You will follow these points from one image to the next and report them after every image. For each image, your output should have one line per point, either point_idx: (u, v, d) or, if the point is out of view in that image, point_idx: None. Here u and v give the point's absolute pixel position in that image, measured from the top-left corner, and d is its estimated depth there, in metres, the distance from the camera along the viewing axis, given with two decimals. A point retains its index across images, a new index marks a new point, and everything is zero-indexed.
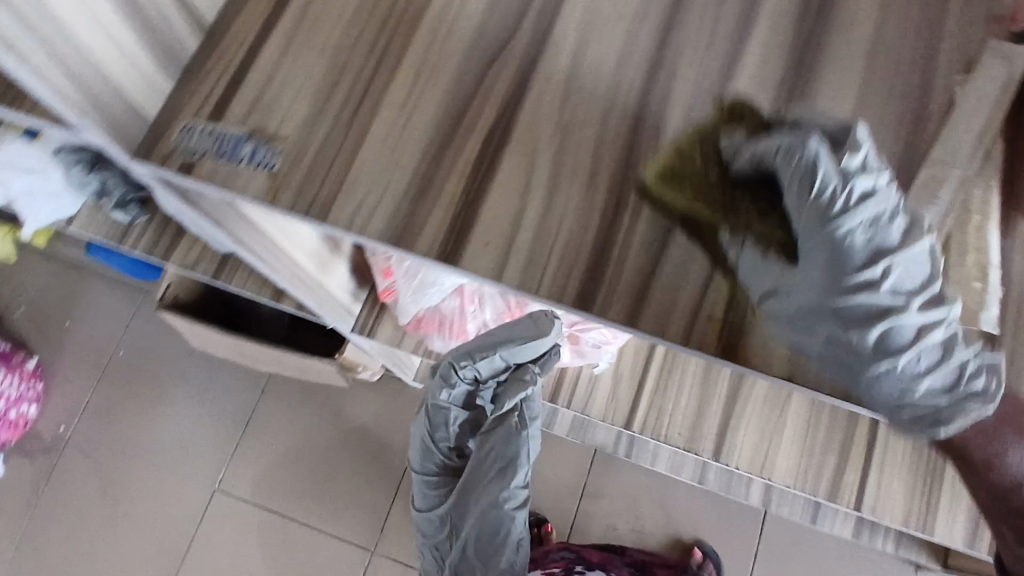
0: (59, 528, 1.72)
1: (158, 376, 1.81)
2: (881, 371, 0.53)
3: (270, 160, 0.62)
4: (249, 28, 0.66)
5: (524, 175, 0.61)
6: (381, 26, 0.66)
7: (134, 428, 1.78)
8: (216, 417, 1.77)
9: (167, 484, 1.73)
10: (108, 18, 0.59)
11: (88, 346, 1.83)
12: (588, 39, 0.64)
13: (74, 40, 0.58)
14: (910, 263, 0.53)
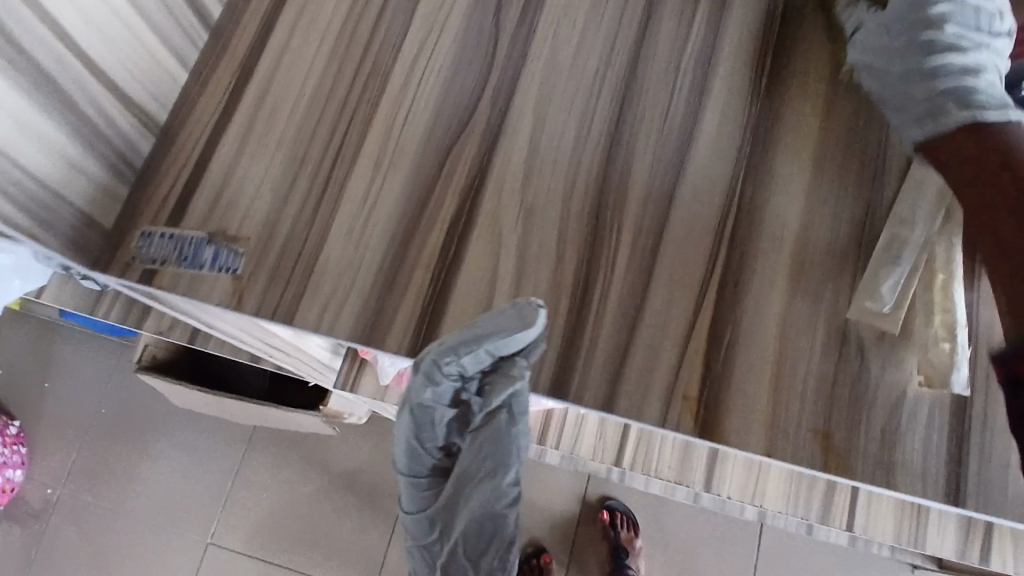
0: None
1: (139, 430, 1.58)
2: (904, 67, 0.56)
3: (232, 263, 0.61)
4: (205, 127, 0.66)
5: (490, 260, 0.61)
6: (338, 118, 0.66)
7: (127, 484, 1.55)
8: (201, 470, 1.54)
9: (162, 548, 1.50)
10: (54, 134, 0.57)
11: (65, 404, 1.60)
12: (544, 118, 0.65)
13: (18, 160, 0.55)
14: (970, 21, 0.54)
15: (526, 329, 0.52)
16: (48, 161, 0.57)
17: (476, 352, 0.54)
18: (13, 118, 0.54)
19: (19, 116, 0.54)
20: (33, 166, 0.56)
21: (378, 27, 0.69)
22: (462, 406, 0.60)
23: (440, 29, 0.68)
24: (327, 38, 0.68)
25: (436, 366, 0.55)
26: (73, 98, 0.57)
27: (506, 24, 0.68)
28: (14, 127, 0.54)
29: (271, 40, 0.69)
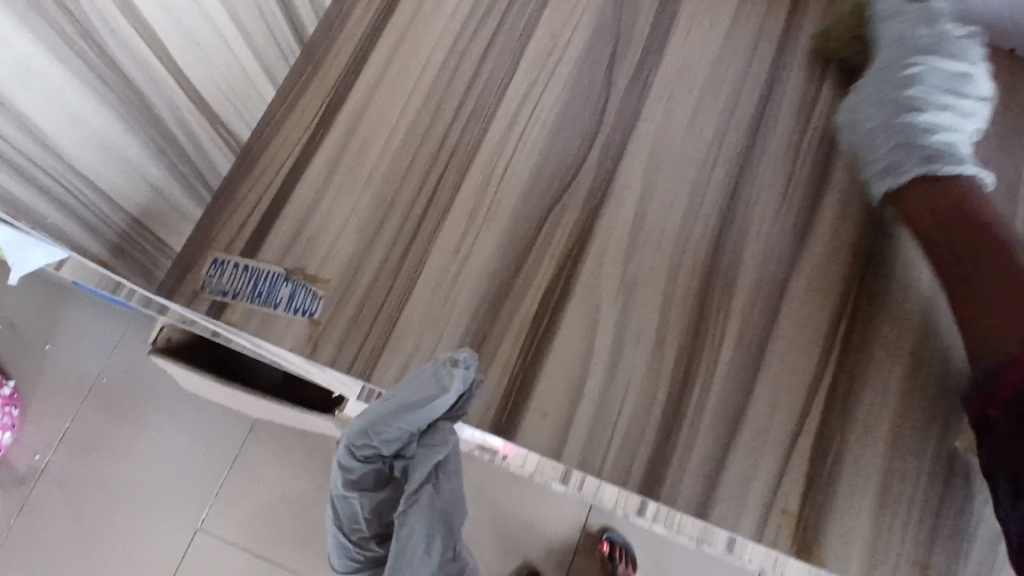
0: None
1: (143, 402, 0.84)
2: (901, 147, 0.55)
3: (311, 306, 0.57)
4: (291, 153, 0.61)
5: (586, 336, 0.56)
6: (432, 160, 0.61)
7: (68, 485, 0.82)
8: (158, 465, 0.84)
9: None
10: (156, 173, 0.52)
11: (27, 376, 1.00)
12: (654, 186, 0.61)
13: (99, 184, 0.48)
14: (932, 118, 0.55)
15: (443, 389, 0.46)
16: (145, 198, 0.53)
17: (398, 426, 0.47)
18: (129, 169, 0.50)
19: (129, 161, 0.49)
20: (131, 205, 0.51)
21: (482, 67, 0.64)
22: (393, 483, 0.51)
23: (548, 77, 0.64)
24: (427, 72, 0.64)
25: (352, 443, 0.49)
26: (176, 134, 0.53)
27: (618, 78, 0.64)
28: (122, 172, 0.49)
29: (368, 67, 0.64)
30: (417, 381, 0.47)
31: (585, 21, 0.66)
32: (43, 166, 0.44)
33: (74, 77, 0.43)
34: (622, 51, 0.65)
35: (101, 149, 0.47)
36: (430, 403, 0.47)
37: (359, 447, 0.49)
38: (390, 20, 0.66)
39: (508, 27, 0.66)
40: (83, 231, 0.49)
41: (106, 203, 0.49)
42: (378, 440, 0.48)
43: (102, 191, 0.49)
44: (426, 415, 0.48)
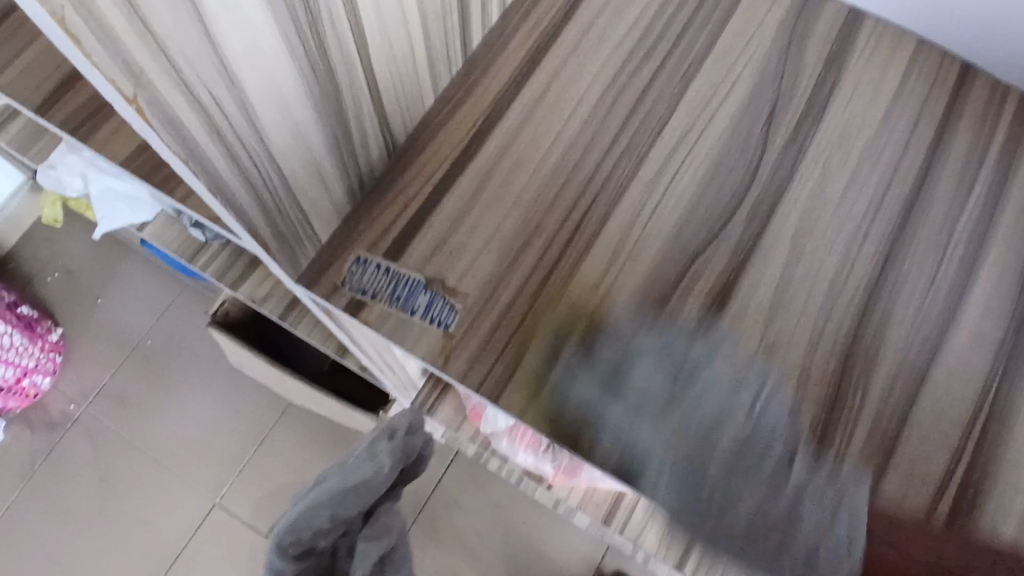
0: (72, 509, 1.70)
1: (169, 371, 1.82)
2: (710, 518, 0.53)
3: (447, 318, 0.57)
4: (444, 161, 0.62)
5: (720, 392, 0.55)
6: (582, 190, 0.61)
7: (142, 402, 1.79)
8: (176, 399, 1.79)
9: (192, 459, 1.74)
10: (324, 159, 0.52)
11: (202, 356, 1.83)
12: (801, 250, 0.60)
13: (277, 159, 0.46)
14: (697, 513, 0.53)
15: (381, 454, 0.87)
16: (310, 183, 0.52)
17: (350, 500, 0.86)
18: (301, 146, 0.48)
19: (307, 144, 0.48)
20: (297, 183, 0.50)
21: (640, 104, 0.64)
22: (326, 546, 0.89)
23: (704, 124, 0.64)
24: (585, 100, 0.64)
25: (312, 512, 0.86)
26: (351, 124, 0.52)
27: (774, 136, 0.64)
28: (299, 155, 0.48)
29: (527, 87, 0.65)
30: (357, 459, 0.91)
31: (746, 75, 0.66)
32: (240, 134, 0.41)
33: (285, 44, 0.40)
34: (780, 111, 0.65)
35: (290, 130, 0.46)
36: (376, 471, 0.87)
37: (317, 508, 0.86)
38: (554, 43, 0.66)
39: (670, 70, 0.66)
40: (255, 206, 0.47)
41: (280, 184, 0.48)
42: (334, 502, 0.86)
43: (278, 166, 0.47)
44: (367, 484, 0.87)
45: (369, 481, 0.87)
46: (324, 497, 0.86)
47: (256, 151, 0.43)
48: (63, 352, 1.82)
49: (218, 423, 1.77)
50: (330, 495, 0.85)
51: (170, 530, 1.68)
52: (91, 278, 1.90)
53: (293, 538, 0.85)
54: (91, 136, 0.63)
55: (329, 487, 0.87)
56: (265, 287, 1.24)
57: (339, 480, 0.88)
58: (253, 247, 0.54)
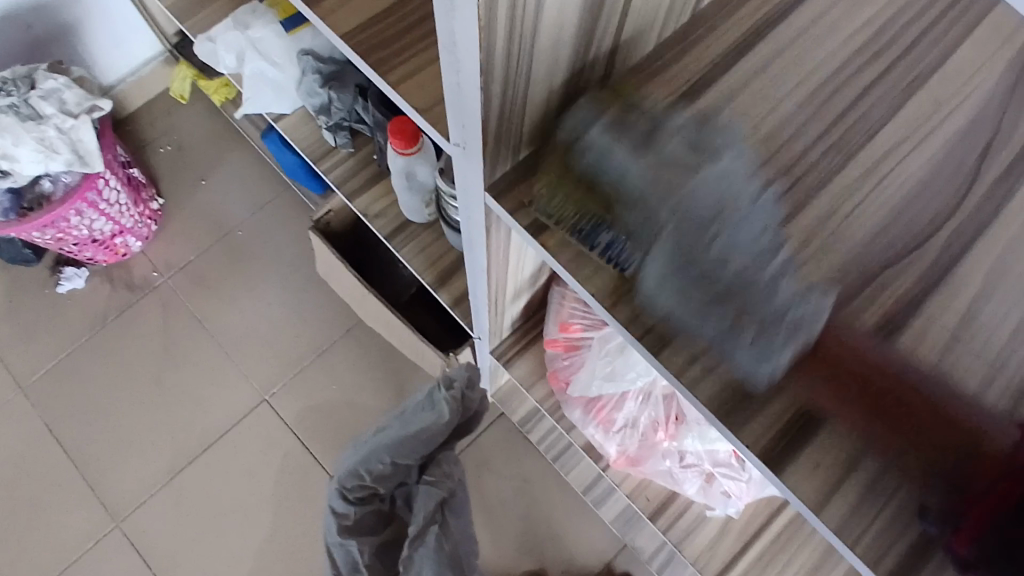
0: (129, 370, 1.78)
1: (252, 264, 1.87)
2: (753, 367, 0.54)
3: (625, 259, 0.58)
4: (650, 110, 0.61)
5: (885, 405, 0.53)
6: (783, 172, 0.60)
7: (219, 288, 1.85)
8: (249, 292, 1.85)
9: (250, 352, 1.79)
10: (559, 74, 0.53)
11: (283, 257, 1.88)
12: (995, 289, 0.57)
13: (533, 57, 0.48)
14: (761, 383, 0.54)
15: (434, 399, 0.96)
16: (538, 91, 0.53)
17: (410, 444, 0.94)
18: (555, 50, 0.49)
19: (558, 53, 0.50)
20: (532, 91, 0.52)
21: (858, 103, 0.62)
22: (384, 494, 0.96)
23: (920, 139, 0.62)
24: (802, 86, 0.63)
25: (359, 464, 0.94)
26: (595, 45, 0.53)
27: (989, 170, 0.61)
28: (549, 59, 0.50)
29: (748, 58, 0.63)
30: (416, 408, 0.98)
31: (972, 102, 0.63)
32: (525, 19, 0.44)
33: None
34: (1001, 145, 0.62)
35: (556, 31, 0.47)
36: (431, 421, 0.94)
37: (377, 453, 0.94)
38: (781, 24, 0.65)
39: (896, 75, 0.64)
40: (495, 100, 0.49)
41: (520, 81, 0.50)
42: (393, 449, 0.94)
43: (530, 65, 0.49)
44: (413, 432, 0.94)
45: (422, 433, 0.94)
46: (382, 444, 0.95)
47: (526, 38, 0.46)
48: (159, 221, 1.89)
49: (284, 325, 1.82)
50: (389, 441, 0.94)
51: (217, 412, 1.74)
52: (200, 157, 1.97)
53: (354, 483, 0.95)
54: (314, 5, 0.66)
55: (388, 434, 0.95)
56: (380, 204, 1.27)
57: (399, 427, 0.96)
58: (464, 153, 0.56)
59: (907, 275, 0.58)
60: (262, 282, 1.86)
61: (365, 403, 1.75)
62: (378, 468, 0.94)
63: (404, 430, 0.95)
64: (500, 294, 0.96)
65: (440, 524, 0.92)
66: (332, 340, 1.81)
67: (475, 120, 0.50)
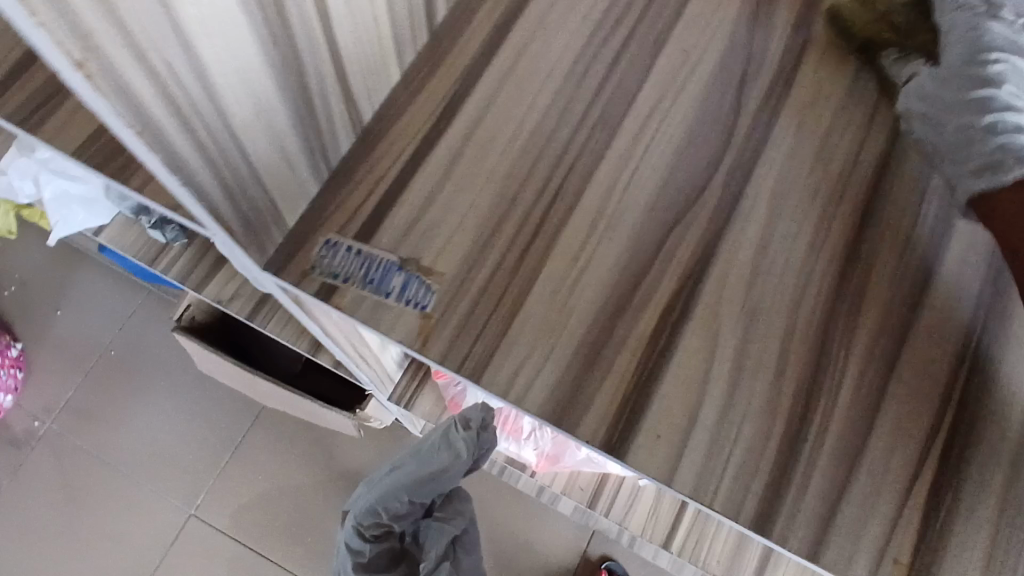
0: (36, 533, 1.64)
1: (138, 380, 1.75)
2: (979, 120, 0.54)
3: (423, 300, 0.55)
4: (413, 137, 0.60)
5: (704, 358, 0.55)
6: (558, 160, 0.60)
7: (109, 416, 1.72)
8: (144, 410, 1.73)
9: (163, 471, 1.68)
10: (287, 135, 0.50)
11: (169, 363, 1.77)
12: (780, 213, 0.60)
13: (240, 136, 0.46)
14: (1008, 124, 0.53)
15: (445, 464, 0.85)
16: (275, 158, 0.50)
17: (426, 488, 0.88)
18: (264, 121, 0.47)
19: (270, 119, 0.48)
20: (263, 165, 0.49)
21: (613, 73, 0.63)
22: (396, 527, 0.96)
23: (678, 89, 0.63)
24: (557, 70, 0.63)
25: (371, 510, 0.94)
26: (320, 95, 0.51)
27: (748, 101, 0.63)
28: (261, 127, 0.47)
29: (497, 57, 0.63)
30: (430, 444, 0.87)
31: (718, 41, 0.65)
32: (201, 110, 0.41)
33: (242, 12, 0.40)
34: (753, 74, 0.64)
35: (249, 99, 0.45)
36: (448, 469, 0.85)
37: (395, 493, 0.91)
38: (521, 15, 0.65)
39: (642, 37, 0.65)
40: (218, 186, 0.47)
41: (241, 159, 0.47)
42: (409, 490, 0.90)
43: (241, 145, 0.46)
44: (431, 479, 0.86)
45: (441, 477, 0.86)
46: (400, 483, 0.90)
47: (216, 125, 0.43)
48: (24, 367, 1.75)
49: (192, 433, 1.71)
50: (403, 485, 0.89)
51: (146, 544, 1.63)
52: (48, 287, 1.83)
53: (372, 520, 0.95)
54: (41, 128, 0.61)
55: (404, 475, 0.89)
56: (231, 286, 1.21)
57: (415, 465, 0.89)
58: (223, 239, 0.54)
59: (699, 223, 0.59)
60: (153, 396, 1.74)
61: (298, 482, 1.68)
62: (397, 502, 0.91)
63: (420, 486, 0.88)
64: (363, 351, 0.93)
65: (452, 558, 0.97)
66: (245, 430, 1.72)
67: (205, 212, 0.47)
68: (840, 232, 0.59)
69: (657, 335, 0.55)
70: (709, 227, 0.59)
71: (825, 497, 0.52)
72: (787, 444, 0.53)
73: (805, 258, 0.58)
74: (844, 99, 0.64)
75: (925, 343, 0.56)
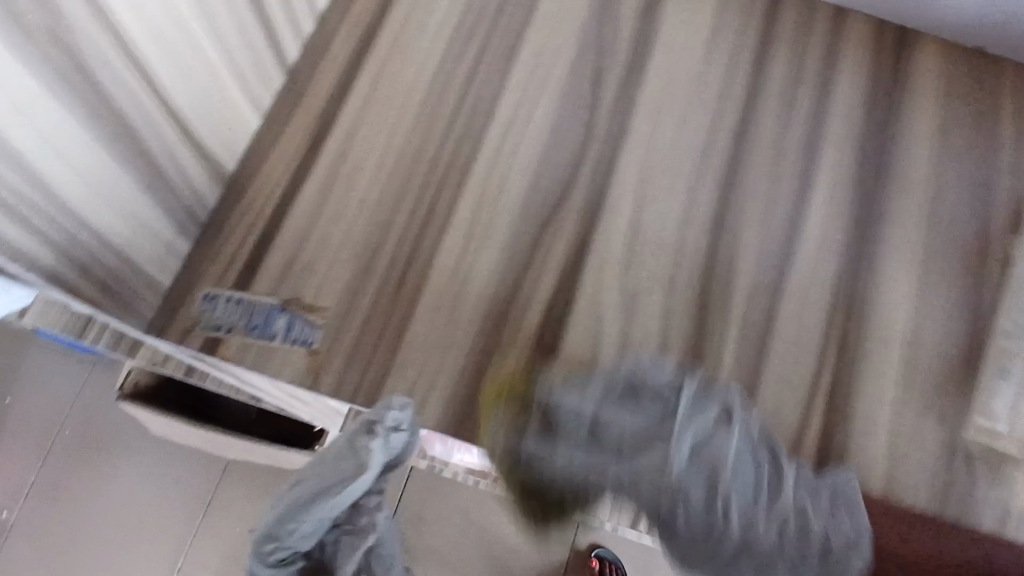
0: None
1: None
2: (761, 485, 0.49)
3: (307, 336, 0.55)
4: (281, 179, 0.61)
5: (591, 349, 0.57)
6: (426, 178, 0.61)
7: None
8: None
9: None
10: (127, 197, 0.54)
11: None
12: (648, 195, 0.62)
13: (69, 205, 0.49)
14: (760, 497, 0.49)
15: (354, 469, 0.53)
16: (109, 212, 0.53)
17: (323, 511, 0.56)
18: (95, 187, 0.51)
19: (101, 186, 0.51)
20: (103, 226, 0.52)
21: (471, 85, 0.64)
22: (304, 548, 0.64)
23: (536, 91, 0.65)
24: (415, 90, 0.64)
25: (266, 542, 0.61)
26: (151, 149, 0.54)
27: (605, 92, 0.65)
28: (93, 193, 0.51)
29: (356, 87, 0.64)
30: (332, 462, 0.54)
31: (569, 38, 0.67)
32: (14, 184, 0.45)
33: (48, 93, 0.44)
34: (607, 64, 0.66)
35: (72, 170, 0.48)
36: (352, 482, 0.53)
37: (288, 526, 0.58)
38: (375, 42, 0.66)
39: (495, 44, 0.66)
40: (52, 253, 0.50)
41: (71, 221, 0.50)
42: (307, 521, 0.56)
43: (72, 212, 0.50)
44: (332, 505, 0.55)
45: (343, 492, 0.54)
46: (295, 514, 0.56)
47: (35, 197, 0.46)
48: None
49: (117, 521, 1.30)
50: (297, 514, 0.56)
51: None
52: None
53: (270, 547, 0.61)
54: None
55: (296, 502, 0.56)
56: None
57: (311, 482, 0.56)
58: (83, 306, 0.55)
59: (571, 218, 0.61)
60: None
61: None
62: (298, 532, 0.59)
63: (320, 510, 0.56)
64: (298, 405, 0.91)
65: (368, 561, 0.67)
66: None
67: (41, 279, 0.50)
68: (706, 205, 0.62)
69: (545, 332, 0.57)
70: (581, 220, 0.61)
71: None
72: None
73: (677, 235, 0.61)
74: (697, 75, 0.66)
75: (798, 298, 0.59)
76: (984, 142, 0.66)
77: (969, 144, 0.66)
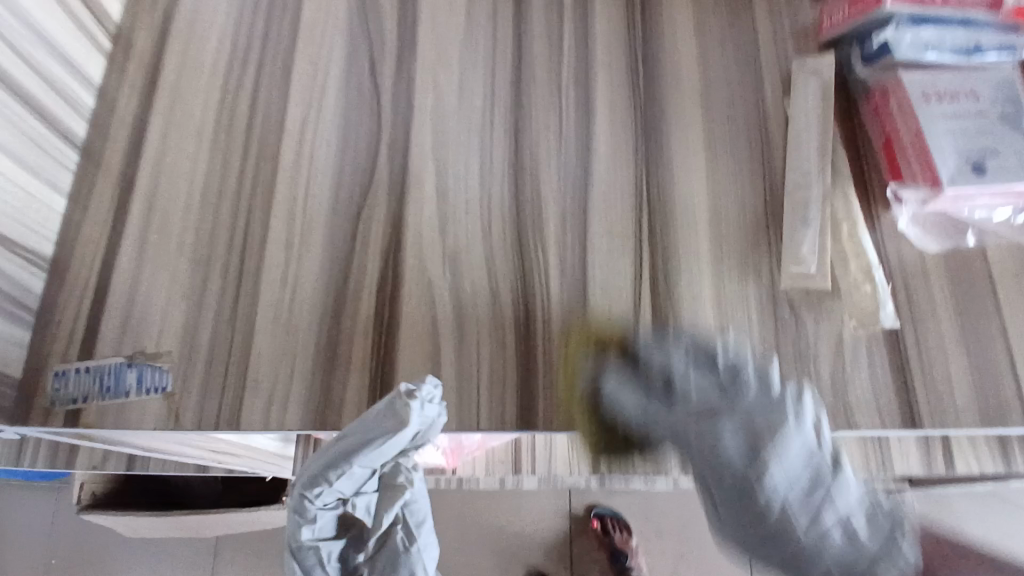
0: None
1: None
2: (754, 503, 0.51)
3: (160, 382, 0.58)
4: (100, 248, 0.63)
5: (427, 312, 0.60)
6: (237, 206, 0.64)
7: None
8: None
9: None
10: None
11: None
12: (446, 159, 0.65)
13: None
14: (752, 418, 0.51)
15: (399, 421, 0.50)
16: None
17: (372, 459, 0.52)
18: None
19: None
20: None
21: (256, 109, 0.67)
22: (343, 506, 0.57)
23: (319, 96, 0.68)
24: (205, 128, 0.67)
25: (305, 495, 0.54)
26: None
27: (384, 78, 0.68)
28: None
29: (149, 143, 0.67)
30: (376, 422, 0.51)
31: (338, 39, 0.70)
32: None
33: None
34: (379, 53, 0.69)
35: None
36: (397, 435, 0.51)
37: (334, 476, 0.53)
38: (157, 96, 0.69)
39: (270, 65, 0.69)
40: None
41: None
42: (353, 468, 0.52)
43: None
44: (380, 450, 0.52)
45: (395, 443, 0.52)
46: (341, 462, 0.52)
47: None
48: None
49: None
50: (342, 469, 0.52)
51: None
52: None
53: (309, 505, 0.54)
54: None
55: (340, 451, 0.52)
56: None
57: (355, 437, 0.51)
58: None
59: (380, 200, 0.64)
60: None
61: None
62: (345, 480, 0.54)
63: (366, 455, 0.52)
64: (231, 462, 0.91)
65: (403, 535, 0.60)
66: None
67: None
68: (501, 152, 0.66)
69: (379, 311, 0.60)
70: (390, 200, 0.64)
71: (570, 374, 0.58)
72: (522, 348, 0.59)
73: (482, 187, 0.64)
74: (465, 37, 0.70)
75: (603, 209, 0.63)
76: (739, 19, 0.71)
77: (726, 25, 0.71)
